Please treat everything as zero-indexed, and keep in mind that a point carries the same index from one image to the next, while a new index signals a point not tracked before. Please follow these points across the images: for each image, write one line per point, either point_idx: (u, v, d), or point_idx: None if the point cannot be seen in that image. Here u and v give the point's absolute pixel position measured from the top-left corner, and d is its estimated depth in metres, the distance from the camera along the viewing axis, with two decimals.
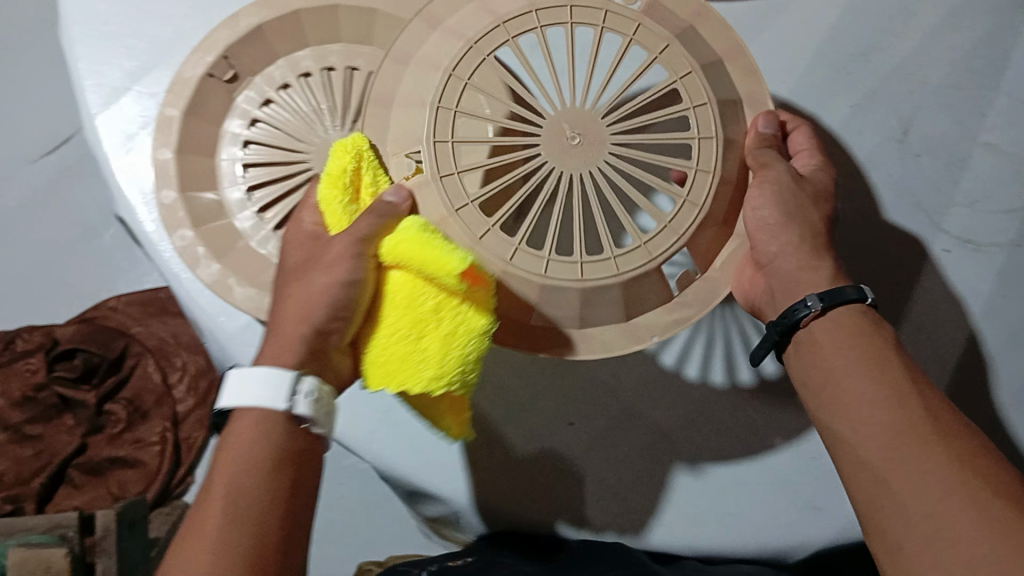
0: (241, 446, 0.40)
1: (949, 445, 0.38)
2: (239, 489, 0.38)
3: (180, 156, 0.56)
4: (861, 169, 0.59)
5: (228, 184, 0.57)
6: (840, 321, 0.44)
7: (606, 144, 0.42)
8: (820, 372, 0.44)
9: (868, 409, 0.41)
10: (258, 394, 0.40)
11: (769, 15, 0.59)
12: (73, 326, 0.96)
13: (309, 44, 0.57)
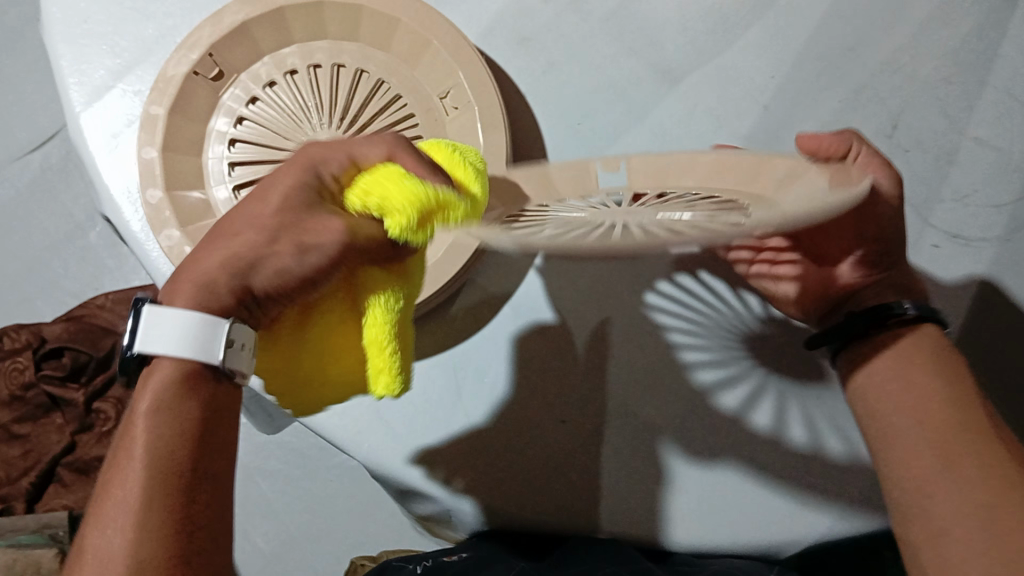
0: (151, 402, 0.38)
1: (979, 441, 0.45)
2: (155, 433, 0.38)
3: (166, 155, 0.54)
4: None
5: (214, 182, 0.56)
6: (908, 337, 0.50)
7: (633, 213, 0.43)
8: (893, 363, 0.50)
9: (925, 403, 0.48)
10: (184, 346, 0.38)
11: (754, 11, 0.60)
12: (60, 324, 0.96)
13: (294, 41, 0.57)
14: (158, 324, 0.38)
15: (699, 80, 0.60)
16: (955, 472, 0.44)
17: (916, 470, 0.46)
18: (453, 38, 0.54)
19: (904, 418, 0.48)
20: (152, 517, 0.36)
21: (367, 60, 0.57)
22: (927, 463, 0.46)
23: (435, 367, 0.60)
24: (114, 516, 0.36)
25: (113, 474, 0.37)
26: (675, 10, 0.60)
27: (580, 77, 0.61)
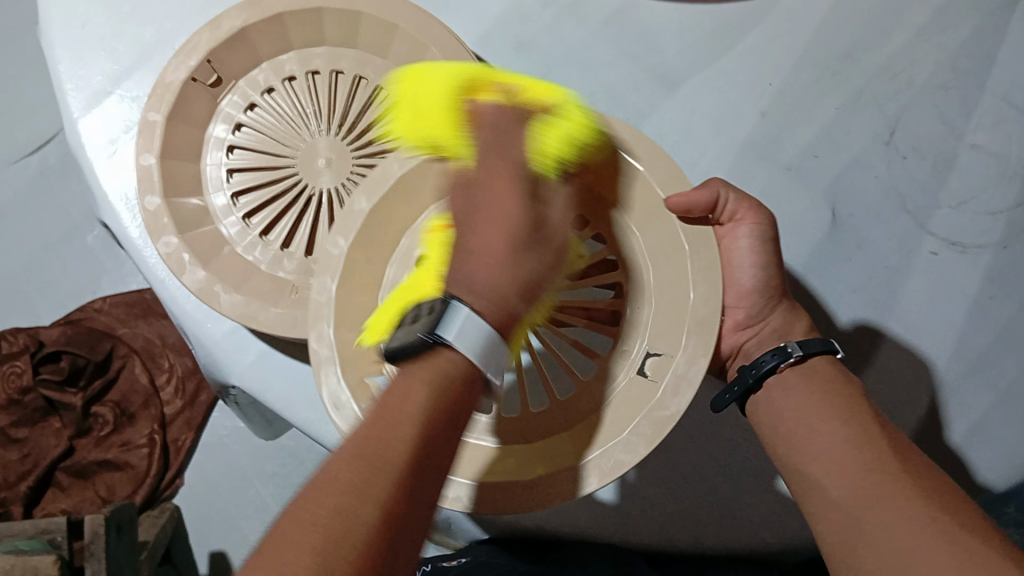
0: (426, 383, 0.35)
1: (889, 466, 0.40)
2: (436, 397, 0.35)
3: (164, 161, 0.54)
4: (848, 170, 0.59)
5: (213, 189, 0.57)
6: (795, 380, 0.46)
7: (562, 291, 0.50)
8: (789, 410, 0.45)
9: (828, 446, 0.42)
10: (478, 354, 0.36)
11: (752, 17, 0.60)
12: (58, 328, 0.95)
13: (292, 47, 0.58)
14: (470, 328, 0.36)
15: (697, 86, 0.59)
16: (872, 500, 0.39)
17: (852, 518, 0.39)
18: (450, 46, 0.53)
19: (816, 467, 0.42)
20: (398, 511, 0.31)
21: (365, 66, 0.57)
22: (843, 511, 0.39)
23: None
24: (334, 476, 0.31)
25: (362, 427, 0.33)
26: (673, 15, 0.60)
27: (577, 83, 0.60)
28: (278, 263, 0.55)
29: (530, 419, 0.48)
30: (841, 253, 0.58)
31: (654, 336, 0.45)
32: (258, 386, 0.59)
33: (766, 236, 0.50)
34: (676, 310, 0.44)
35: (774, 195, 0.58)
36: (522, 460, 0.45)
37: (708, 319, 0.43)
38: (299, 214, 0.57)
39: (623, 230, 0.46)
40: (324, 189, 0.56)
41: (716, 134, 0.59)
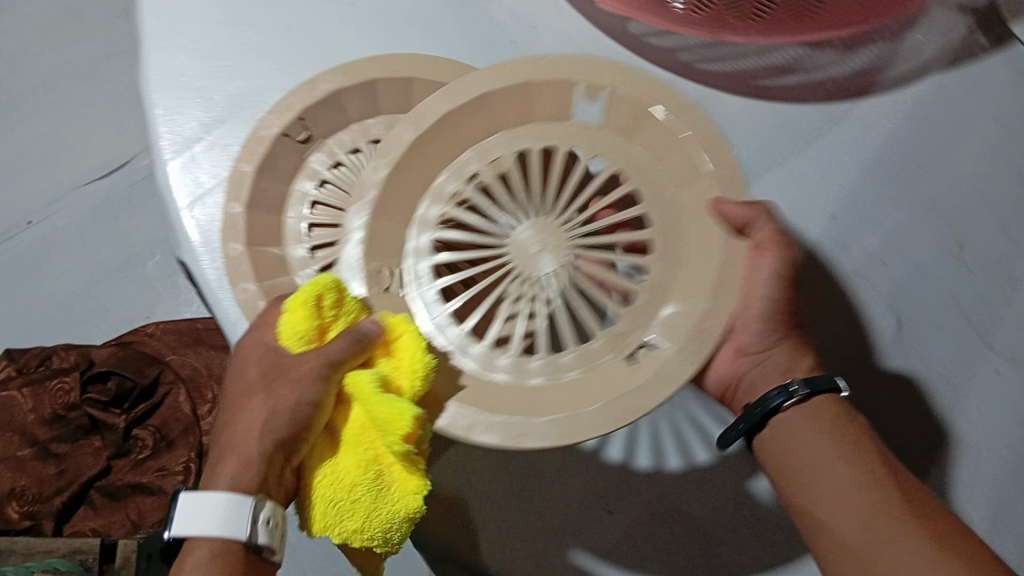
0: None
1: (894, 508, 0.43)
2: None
3: (249, 211, 0.56)
4: (912, 278, 0.59)
5: (407, 258, 0.50)
6: (797, 417, 0.47)
7: (565, 249, 0.49)
8: (791, 444, 0.47)
9: (836, 485, 0.44)
10: (217, 528, 0.40)
11: (829, 119, 0.61)
12: (109, 349, 0.99)
13: (381, 112, 0.60)
14: (191, 511, 0.41)
15: (768, 181, 0.60)
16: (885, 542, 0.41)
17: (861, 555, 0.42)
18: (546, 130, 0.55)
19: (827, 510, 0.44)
20: None
21: (550, 133, 0.50)
22: (854, 554, 0.42)
23: (485, 459, 0.58)
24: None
25: None
26: (751, 110, 0.61)
27: None
28: (464, 347, 0.47)
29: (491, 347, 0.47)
30: (903, 360, 0.58)
31: (659, 329, 0.44)
32: None
33: (784, 271, 0.48)
34: (689, 313, 0.44)
35: (838, 299, 0.59)
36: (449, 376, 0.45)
37: (709, 328, 0.42)
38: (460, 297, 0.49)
39: (676, 211, 0.47)
40: (540, 277, 0.48)
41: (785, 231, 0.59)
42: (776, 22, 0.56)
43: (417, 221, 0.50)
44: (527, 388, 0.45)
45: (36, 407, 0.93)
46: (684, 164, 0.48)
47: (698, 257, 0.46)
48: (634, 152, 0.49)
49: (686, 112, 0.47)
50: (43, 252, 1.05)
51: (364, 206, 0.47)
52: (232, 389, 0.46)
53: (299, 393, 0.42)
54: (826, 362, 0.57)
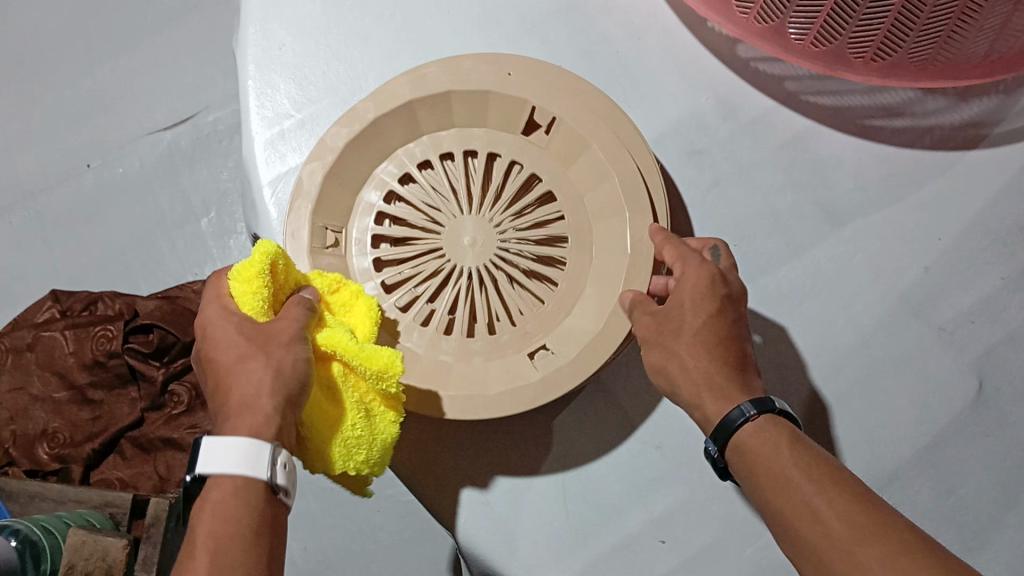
0: (212, 523, 0.39)
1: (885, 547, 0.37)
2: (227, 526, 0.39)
3: (327, 182, 0.55)
4: (1001, 345, 0.57)
5: (358, 221, 0.59)
6: (747, 437, 0.43)
7: (491, 251, 0.57)
8: (747, 472, 0.43)
9: (808, 519, 0.39)
10: (240, 466, 0.40)
11: (931, 171, 0.59)
12: (156, 301, 0.98)
13: (487, 124, 0.58)
14: (217, 448, 0.41)
15: (862, 228, 0.59)
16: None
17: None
18: (634, 181, 0.54)
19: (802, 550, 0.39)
20: None
21: (523, 155, 0.58)
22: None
23: (546, 478, 0.59)
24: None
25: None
26: (853, 151, 0.60)
27: (744, 202, 0.60)
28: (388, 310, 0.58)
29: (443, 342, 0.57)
30: (978, 429, 0.57)
31: (556, 340, 0.55)
32: None
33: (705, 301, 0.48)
34: (583, 333, 0.55)
35: (919, 356, 0.57)
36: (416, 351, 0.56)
37: (597, 351, 0.53)
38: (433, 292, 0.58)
39: (587, 224, 0.57)
40: (461, 270, 0.57)
41: (872, 281, 0.58)
42: (894, 66, 0.54)
43: (376, 180, 0.59)
44: (468, 375, 0.55)
45: (77, 351, 0.93)
46: (613, 198, 0.55)
47: (609, 285, 0.55)
48: (560, 174, 0.58)
49: (616, 153, 0.54)
50: (100, 198, 1.06)
51: (320, 164, 0.55)
52: (212, 358, 0.45)
53: (287, 351, 0.44)
54: (893, 419, 0.57)
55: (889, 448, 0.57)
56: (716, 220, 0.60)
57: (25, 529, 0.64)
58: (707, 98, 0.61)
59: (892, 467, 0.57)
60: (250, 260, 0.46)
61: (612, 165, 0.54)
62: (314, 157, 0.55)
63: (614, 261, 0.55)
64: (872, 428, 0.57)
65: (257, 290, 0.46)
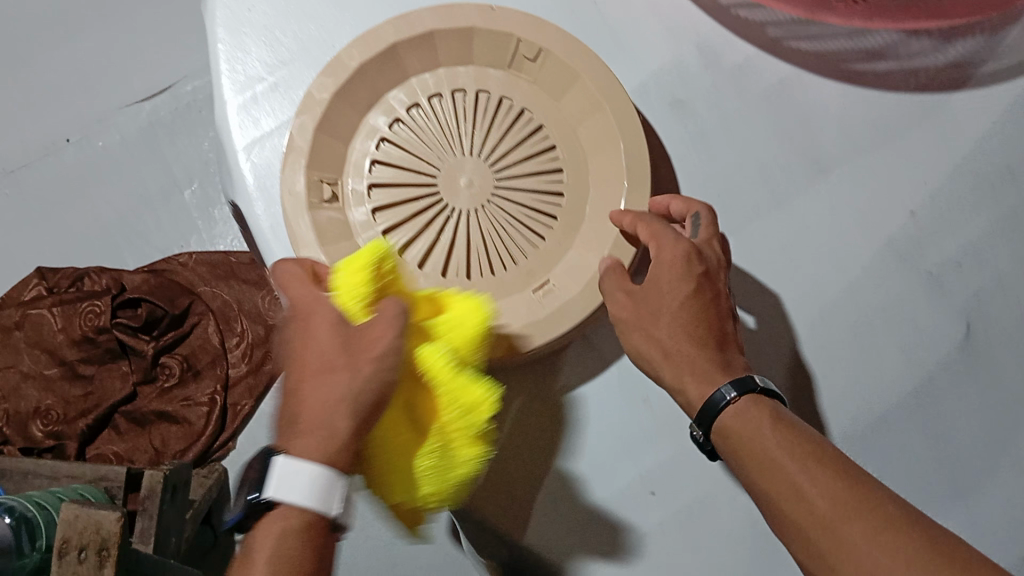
0: (273, 549, 0.38)
1: (871, 520, 0.38)
2: (288, 557, 0.38)
3: (317, 135, 0.55)
4: (988, 288, 0.57)
5: (351, 173, 0.57)
6: (732, 420, 0.44)
7: (490, 190, 0.56)
8: (733, 453, 0.44)
9: (795, 498, 0.40)
10: (310, 496, 0.39)
11: (917, 115, 0.58)
12: (141, 276, 0.99)
13: (473, 62, 0.58)
14: (292, 475, 0.39)
15: (847, 175, 0.58)
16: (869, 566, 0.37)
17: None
18: (624, 109, 0.55)
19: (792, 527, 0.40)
20: None
21: (511, 89, 0.58)
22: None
23: (540, 441, 0.58)
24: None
25: None
26: (838, 97, 0.59)
27: (728, 152, 0.59)
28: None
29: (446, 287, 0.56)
30: (965, 371, 0.56)
31: (559, 273, 0.56)
32: None
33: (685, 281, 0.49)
34: (586, 264, 0.55)
35: (908, 301, 0.57)
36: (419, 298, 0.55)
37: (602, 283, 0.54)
38: (436, 239, 0.57)
39: (579, 160, 0.58)
40: (462, 211, 0.56)
41: (860, 228, 0.58)
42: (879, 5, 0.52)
43: (364, 130, 0.57)
44: None
45: (66, 329, 0.93)
46: (604, 126, 0.56)
47: (609, 215, 0.55)
48: (550, 107, 0.58)
49: (607, 84, 0.55)
50: (81, 173, 1.05)
51: (310, 118, 0.54)
52: (298, 357, 0.44)
53: (375, 365, 0.42)
54: (883, 367, 0.56)
55: (880, 396, 0.56)
56: (701, 171, 0.58)
57: (18, 506, 0.64)
58: (689, 46, 0.59)
59: (882, 412, 0.56)
60: (359, 254, 0.48)
61: (603, 96, 0.55)
62: (302, 111, 0.54)
63: (613, 190, 0.56)
64: (863, 375, 0.56)
65: (359, 280, 0.47)
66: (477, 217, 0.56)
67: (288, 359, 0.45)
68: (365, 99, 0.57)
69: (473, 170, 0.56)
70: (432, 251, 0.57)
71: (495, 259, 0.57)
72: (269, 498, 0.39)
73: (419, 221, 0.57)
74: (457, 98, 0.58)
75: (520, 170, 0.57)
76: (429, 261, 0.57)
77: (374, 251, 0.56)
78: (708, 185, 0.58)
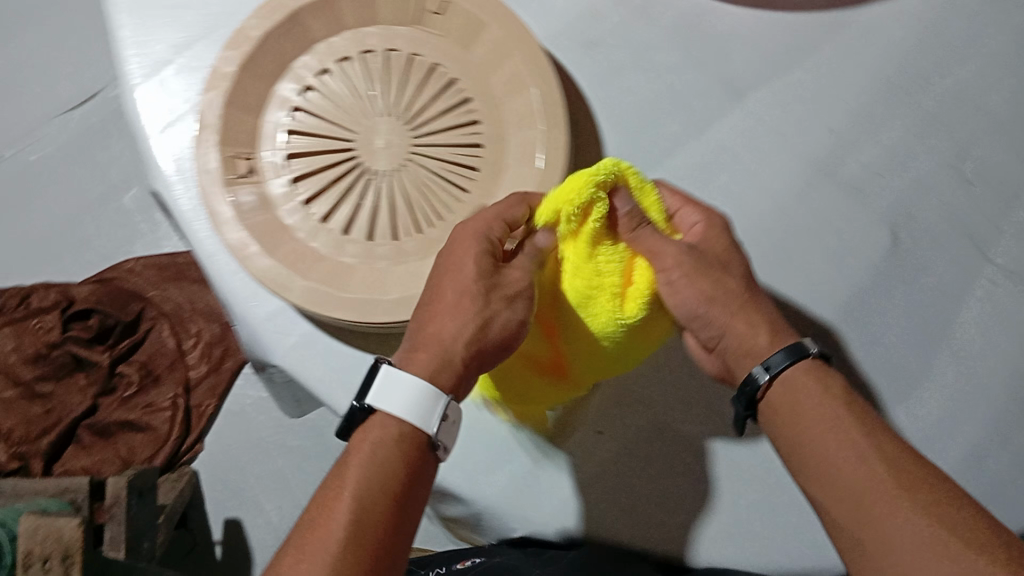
0: (371, 454, 0.43)
1: (922, 488, 0.41)
2: (383, 461, 0.43)
3: (228, 110, 0.54)
4: (912, 195, 0.58)
5: (266, 145, 0.56)
6: (799, 380, 0.45)
7: (408, 149, 0.55)
8: (788, 415, 0.45)
9: (859, 466, 0.42)
10: (407, 409, 0.44)
11: (826, 31, 0.59)
12: (90, 287, 0.97)
13: (379, 21, 0.57)
14: (389, 381, 0.45)
15: (763, 96, 0.58)
16: (907, 524, 0.40)
17: (851, 528, 0.42)
18: (534, 54, 0.54)
19: (808, 473, 0.44)
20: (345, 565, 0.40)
21: (420, 45, 0.57)
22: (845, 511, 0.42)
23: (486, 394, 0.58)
24: (306, 541, 0.41)
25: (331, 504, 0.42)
26: (748, 21, 0.59)
27: (644, 86, 0.59)
28: (315, 234, 0.56)
29: (374, 251, 0.56)
30: (897, 278, 0.57)
31: None
32: (301, 370, 0.59)
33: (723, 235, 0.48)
34: None
35: (835, 215, 0.58)
36: (348, 265, 0.55)
37: None
38: (359, 203, 0.56)
39: (495, 109, 0.57)
40: (381, 172, 0.55)
41: (780, 149, 0.58)
42: None
43: (276, 100, 0.56)
44: (407, 273, 0.55)
45: (18, 347, 0.92)
46: (516, 73, 0.55)
47: (529, 161, 0.55)
48: (461, 59, 0.57)
49: (515, 32, 0.55)
50: (21, 188, 1.03)
51: (218, 93, 0.53)
52: (439, 286, 0.47)
53: (505, 305, 0.47)
54: (817, 283, 0.57)
55: (817, 313, 0.57)
56: (619, 109, 0.59)
57: None
58: None
59: (820, 328, 0.57)
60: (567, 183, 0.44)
61: (511, 44, 0.55)
62: (209, 87, 0.53)
63: (532, 135, 0.55)
64: (799, 294, 0.57)
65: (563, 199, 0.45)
66: (397, 177, 0.55)
67: (430, 291, 0.47)
68: (273, 69, 0.56)
69: (390, 130, 0.55)
70: (356, 216, 0.56)
71: (420, 217, 0.56)
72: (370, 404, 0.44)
73: (340, 188, 0.56)
74: (366, 59, 0.56)
75: (436, 125, 0.56)
76: (353, 226, 0.56)
77: (299, 223, 0.56)
78: (627, 120, 0.59)
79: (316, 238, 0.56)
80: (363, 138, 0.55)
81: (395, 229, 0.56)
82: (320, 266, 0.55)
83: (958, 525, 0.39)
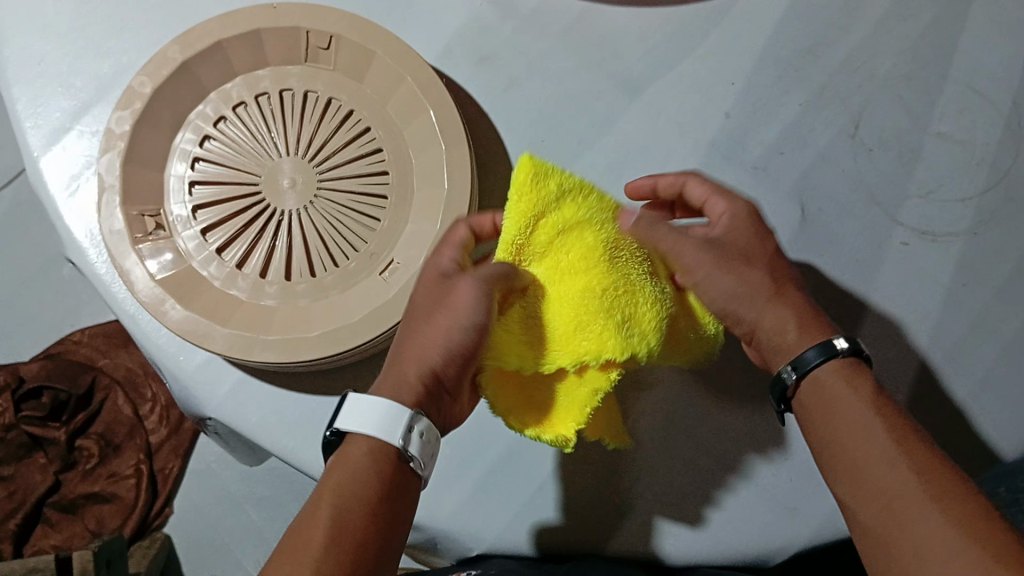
0: (344, 471, 0.40)
1: (955, 500, 0.37)
2: (356, 472, 0.40)
3: (127, 169, 0.54)
4: (814, 166, 0.59)
5: (173, 199, 0.57)
6: (827, 378, 0.43)
7: (313, 183, 0.55)
8: (818, 411, 0.43)
9: (886, 468, 0.39)
10: (375, 427, 0.41)
11: (711, 18, 0.60)
12: (38, 361, 0.93)
13: (269, 64, 0.58)
14: (355, 406, 0.41)
15: (658, 90, 0.59)
16: (932, 532, 0.37)
17: (881, 539, 0.39)
18: (425, 75, 0.54)
19: (836, 476, 0.41)
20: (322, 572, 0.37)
21: (312, 80, 0.57)
22: (885, 530, 0.38)
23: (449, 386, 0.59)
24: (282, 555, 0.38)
25: (311, 514, 0.39)
26: (634, 19, 0.60)
27: (540, 95, 0.60)
28: (232, 280, 0.56)
29: (294, 289, 0.56)
30: (811, 249, 0.58)
31: (399, 247, 0.55)
32: (235, 417, 0.59)
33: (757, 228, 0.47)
34: (425, 233, 0.54)
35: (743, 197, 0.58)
36: (269, 306, 0.55)
37: None
38: (272, 243, 0.56)
39: (396, 133, 0.57)
40: (291, 211, 0.55)
41: (681, 138, 0.59)
42: None
43: (178, 154, 0.57)
44: (328, 304, 0.54)
45: None
46: (410, 96, 0.56)
47: (433, 180, 0.55)
48: (356, 89, 0.57)
49: (402, 54, 0.54)
50: None
51: (116, 154, 0.54)
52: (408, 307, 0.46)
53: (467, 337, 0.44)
54: None
55: None
56: (519, 119, 0.60)
57: None
58: (480, 4, 0.60)
59: None
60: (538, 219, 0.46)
61: (397, 66, 0.55)
62: (106, 149, 0.54)
63: (436, 152, 0.55)
64: None
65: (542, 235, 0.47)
66: (306, 211, 0.55)
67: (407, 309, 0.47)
68: (171, 123, 0.57)
69: (294, 166, 0.56)
70: (273, 256, 0.56)
71: (336, 249, 0.56)
72: (336, 429, 0.41)
73: (252, 230, 0.56)
74: (263, 102, 0.57)
75: (339, 156, 0.56)
76: (272, 266, 0.56)
77: (215, 272, 0.56)
78: (528, 131, 0.59)
79: (234, 284, 0.56)
80: (268, 178, 0.56)
81: (312, 262, 0.56)
82: (241, 310, 0.55)
83: (992, 537, 0.36)
